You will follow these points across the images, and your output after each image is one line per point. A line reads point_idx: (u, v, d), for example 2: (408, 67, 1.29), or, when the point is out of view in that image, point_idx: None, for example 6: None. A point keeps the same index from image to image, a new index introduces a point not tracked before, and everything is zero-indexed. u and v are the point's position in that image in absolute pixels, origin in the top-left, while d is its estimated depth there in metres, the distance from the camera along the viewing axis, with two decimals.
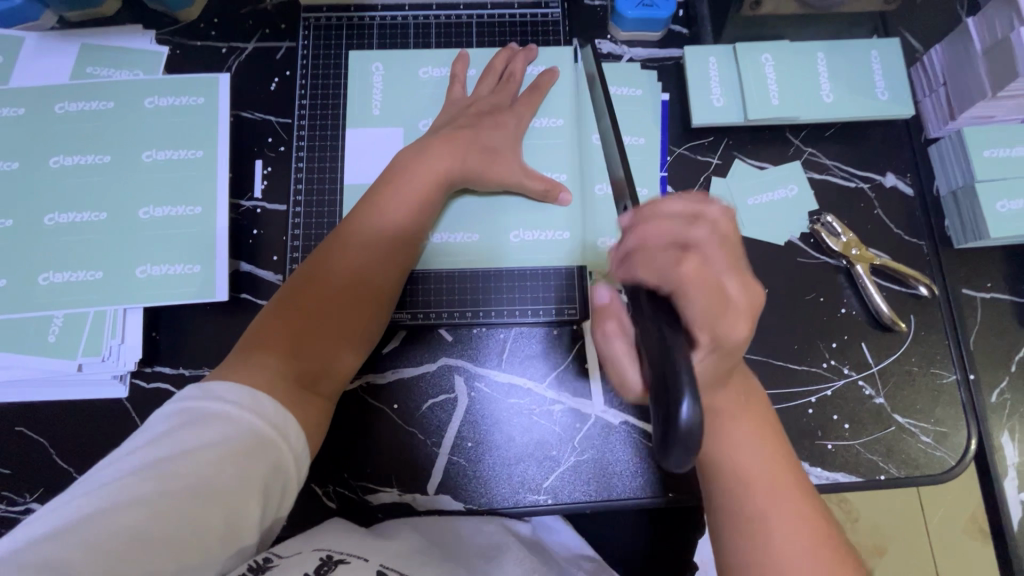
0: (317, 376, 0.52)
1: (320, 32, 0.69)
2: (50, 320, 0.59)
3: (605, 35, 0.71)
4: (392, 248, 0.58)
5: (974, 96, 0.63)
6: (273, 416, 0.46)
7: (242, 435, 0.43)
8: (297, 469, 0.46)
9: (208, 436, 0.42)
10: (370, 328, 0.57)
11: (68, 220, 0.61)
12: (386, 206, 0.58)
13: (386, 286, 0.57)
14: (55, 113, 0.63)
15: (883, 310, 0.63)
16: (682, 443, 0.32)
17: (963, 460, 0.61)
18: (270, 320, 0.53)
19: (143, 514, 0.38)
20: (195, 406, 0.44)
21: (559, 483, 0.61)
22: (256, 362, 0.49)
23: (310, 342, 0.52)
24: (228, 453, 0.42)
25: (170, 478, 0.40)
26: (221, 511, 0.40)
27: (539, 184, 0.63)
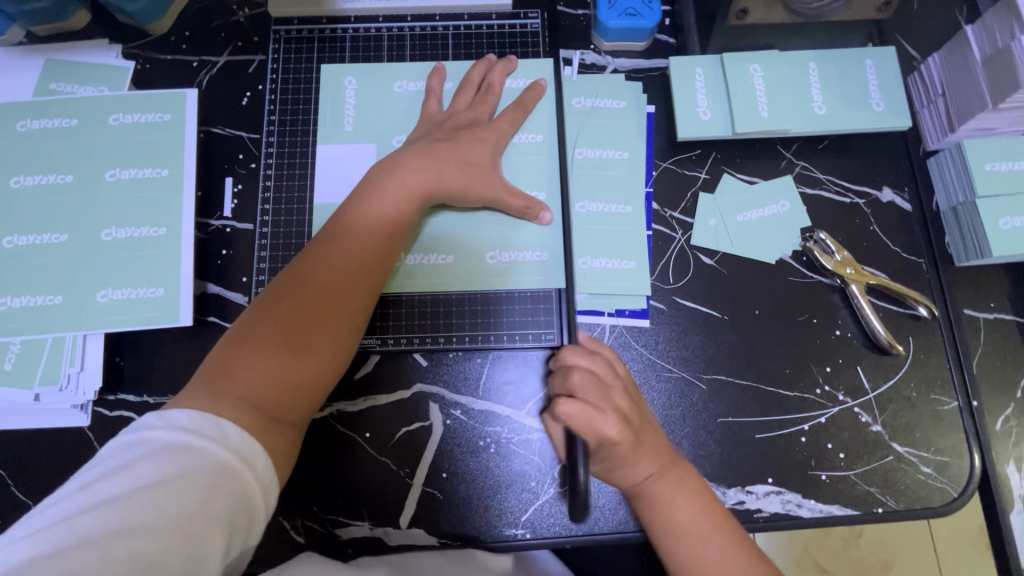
0: (288, 395, 0.50)
1: (292, 45, 0.66)
2: (8, 346, 0.57)
3: (587, 46, 0.68)
4: (371, 258, 0.55)
5: (974, 106, 0.60)
6: (236, 444, 0.43)
7: (204, 466, 0.41)
8: (265, 502, 0.44)
9: (165, 468, 0.40)
10: (346, 344, 0.54)
11: (27, 242, 0.59)
12: (359, 214, 0.56)
13: (362, 297, 0.54)
14: (16, 131, 0.61)
15: (880, 333, 0.60)
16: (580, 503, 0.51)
17: (966, 491, 0.58)
18: (240, 336, 0.51)
19: (94, 554, 0.35)
20: (154, 438, 0.42)
21: (539, 515, 0.58)
22: (223, 387, 0.47)
23: (283, 364, 0.50)
24: (190, 486, 0.39)
25: (124, 515, 0.37)
26: (180, 549, 0.38)
27: (518, 201, 0.60)
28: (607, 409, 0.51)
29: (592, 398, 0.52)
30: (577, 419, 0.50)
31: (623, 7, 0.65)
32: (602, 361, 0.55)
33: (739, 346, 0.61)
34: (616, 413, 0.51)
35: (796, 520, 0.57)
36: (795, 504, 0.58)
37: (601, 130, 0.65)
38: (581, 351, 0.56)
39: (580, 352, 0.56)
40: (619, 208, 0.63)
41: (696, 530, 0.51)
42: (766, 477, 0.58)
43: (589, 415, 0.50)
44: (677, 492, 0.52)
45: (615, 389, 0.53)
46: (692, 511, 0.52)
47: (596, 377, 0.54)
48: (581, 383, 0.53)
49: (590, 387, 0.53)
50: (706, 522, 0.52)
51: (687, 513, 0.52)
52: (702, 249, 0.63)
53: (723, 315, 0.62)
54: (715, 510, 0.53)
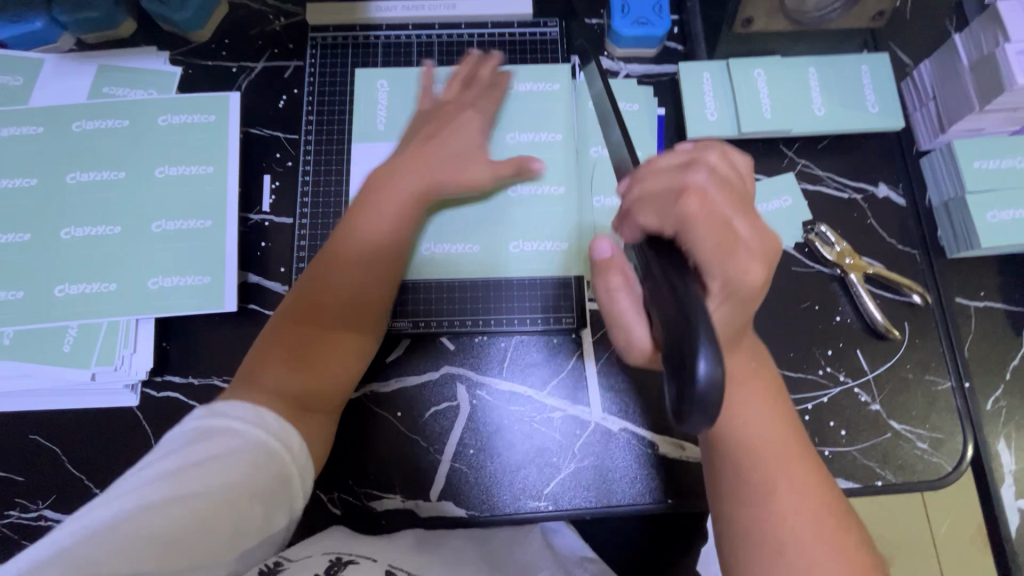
0: (317, 390, 0.54)
1: (327, 51, 0.71)
2: (65, 330, 0.61)
3: (602, 53, 0.73)
4: (386, 256, 0.59)
5: (962, 110, 0.64)
6: (274, 427, 0.47)
7: (248, 445, 0.45)
8: (302, 480, 0.47)
9: (217, 446, 0.44)
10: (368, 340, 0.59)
11: (84, 234, 0.63)
12: (367, 218, 0.59)
13: (375, 294, 0.58)
14: (72, 131, 0.66)
15: (878, 319, 0.64)
16: (698, 404, 0.30)
17: (960, 465, 0.62)
18: (267, 342, 0.54)
19: (155, 518, 0.39)
20: (200, 420, 0.46)
21: (560, 488, 0.62)
22: (256, 385, 0.51)
23: (313, 361, 0.54)
24: (235, 462, 0.43)
25: (178, 485, 0.41)
26: (229, 517, 0.42)
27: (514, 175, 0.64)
28: (735, 263, 0.40)
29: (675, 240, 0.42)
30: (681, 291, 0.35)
31: (636, 16, 0.70)
32: (697, 201, 0.40)
33: None
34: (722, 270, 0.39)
35: None
36: None
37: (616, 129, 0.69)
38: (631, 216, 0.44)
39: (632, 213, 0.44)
40: None
41: (774, 444, 0.46)
42: None
43: (680, 213, 0.40)
44: (758, 395, 0.48)
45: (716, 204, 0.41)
46: (771, 428, 0.46)
47: (706, 222, 0.40)
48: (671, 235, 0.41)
49: (716, 225, 0.40)
50: (785, 445, 0.46)
51: (768, 422, 0.46)
52: None
53: None
54: (794, 439, 0.47)
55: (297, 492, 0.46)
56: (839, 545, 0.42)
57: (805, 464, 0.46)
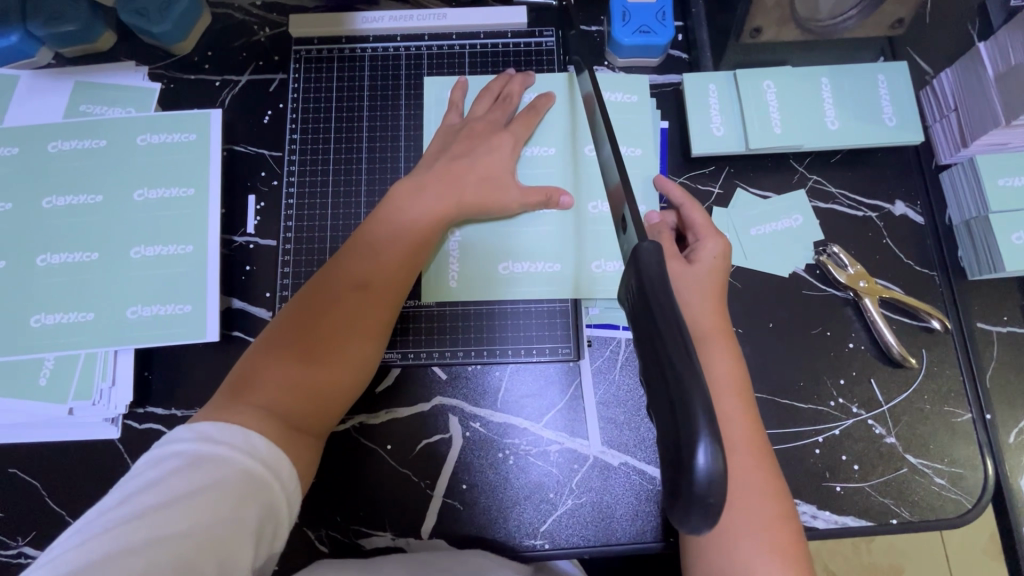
0: (312, 411, 0.51)
1: (311, 65, 0.68)
2: (42, 362, 0.59)
3: (602, 63, 0.69)
4: (393, 270, 0.56)
5: (987, 124, 0.60)
6: (264, 453, 0.45)
7: (235, 475, 0.43)
8: (289, 509, 0.45)
9: (200, 478, 0.41)
10: (371, 359, 0.55)
11: (60, 260, 0.61)
12: (387, 229, 0.57)
13: (384, 309, 0.55)
14: (47, 152, 0.63)
15: (892, 344, 0.61)
16: (697, 503, 0.28)
17: (981, 503, 0.59)
18: (263, 350, 0.52)
19: (135, 562, 0.37)
20: (185, 450, 0.43)
21: (557, 525, 0.59)
22: (247, 397, 0.48)
23: (308, 376, 0.51)
24: (222, 493, 0.41)
25: (159, 525, 0.39)
26: (214, 555, 0.39)
27: (536, 197, 0.62)
28: None
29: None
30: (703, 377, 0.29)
31: (637, 24, 0.66)
32: None
33: (754, 359, 0.62)
34: None
35: (811, 531, 0.58)
36: (810, 515, 0.59)
37: (623, 130, 0.65)
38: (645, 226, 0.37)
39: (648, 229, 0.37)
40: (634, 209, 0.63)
41: (737, 438, 0.49)
42: None
43: None
44: (732, 391, 0.50)
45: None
46: (739, 424, 0.49)
47: None
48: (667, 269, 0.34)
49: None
50: (763, 490, 0.47)
51: (735, 418, 0.49)
52: None
53: (739, 328, 0.63)
54: (768, 467, 0.49)
55: (284, 523, 0.44)
56: (772, 540, 0.46)
57: (760, 462, 0.48)
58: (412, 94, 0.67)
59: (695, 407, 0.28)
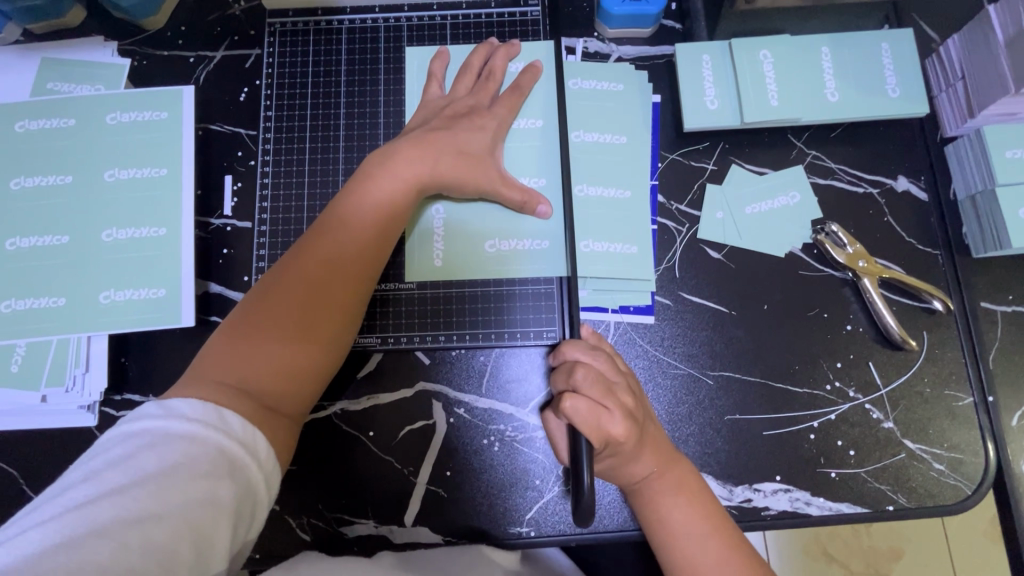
0: (285, 389, 0.49)
1: (286, 38, 0.65)
2: (13, 348, 0.57)
3: (591, 34, 0.66)
4: (367, 245, 0.54)
5: (995, 92, 0.57)
6: (239, 432, 0.43)
7: (208, 453, 0.41)
8: (269, 488, 0.44)
9: (170, 458, 0.40)
10: (344, 336, 0.53)
11: (30, 244, 0.59)
12: (361, 203, 0.54)
13: (360, 286, 0.53)
14: (14, 132, 0.61)
15: (892, 328, 0.58)
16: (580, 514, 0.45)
17: (981, 488, 0.57)
18: (230, 329, 0.50)
19: (106, 545, 0.36)
20: (154, 426, 0.42)
21: (543, 513, 0.58)
22: (215, 377, 0.47)
23: (279, 354, 0.49)
24: (194, 474, 0.40)
25: (130, 504, 0.38)
26: (189, 537, 0.39)
27: (515, 193, 0.59)
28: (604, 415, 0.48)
29: (596, 394, 0.49)
30: (582, 418, 0.48)
31: None
32: (604, 357, 0.54)
33: (747, 342, 0.60)
34: (622, 411, 0.49)
35: (804, 518, 0.57)
36: (804, 502, 0.57)
37: (610, 106, 0.63)
38: (586, 348, 0.55)
39: (588, 351, 0.54)
40: (617, 194, 0.62)
41: (690, 536, 0.50)
42: (775, 474, 0.58)
43: (596, 413, 0.48)
44: (675, 490, 0.51)
45: (620, 386, 0.51)
46: (691, 522, 0.50)
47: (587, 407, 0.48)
48: (586, 379, 0.50)
49: (588, 401, 0.48)
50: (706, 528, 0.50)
51: (686, 518, 0.50)
52: (709, 243, 0.62)
53: (731, 311, 0.61)
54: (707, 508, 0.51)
55: (264, 502, 0.43)
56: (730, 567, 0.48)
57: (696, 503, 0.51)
58: (392, 68, 0.64)
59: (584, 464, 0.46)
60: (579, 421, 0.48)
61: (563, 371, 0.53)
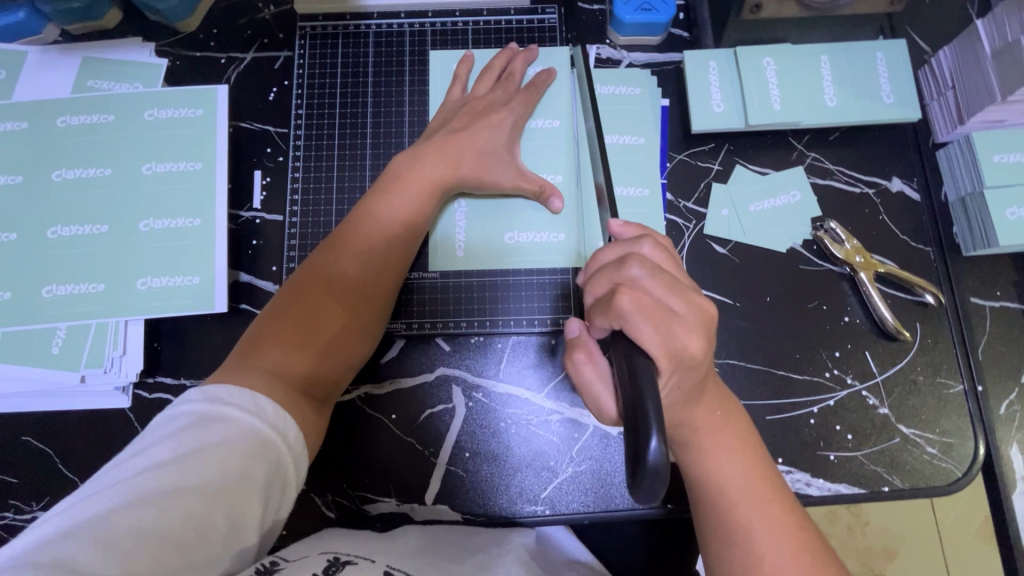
0: (318, 375, 0.52)
1: (316, 41, 0.69)
2: (53, 332, 0.60)
3: (603, 41, 0.70)
4: (395, 242, 0.57)
5: (983, 100, 0.61)
6: (272, 415, 0.46)
7: (243, 434, 0.44)
8: (297, 471, 0.47)
9: (209, 437, 0.43)
10: (372, 329, 0.57)
11: (71, 233, 0.62)
12: (390, 204, 0.58)
13: (387, 282, 0.57)
14: (57, 127, 0.64)
15: (887, 319, 0.62)
16: (650, 475, 0.35)
17: (971, 471, 0.60)
18: (267, 321, 0.53)
19: (149, 513, 0.38)
20: (195, 409, 0.44)
21: (557, 492, 0.61)
22: (254, 363, 0.49)
23: (314, 345, 0.52)
24: (231, 453, 0.42)
25: (171, 478, 0.40)
26: (224, 512, 0.41)
27: (533, 185, 0.62)
28: (667, 329, 0.43)
29: (657, 290, 0.45)
30: (644, 323, 0.43)
31: (638, 2, 0.66)
32: (658, 254, 0.48)
33: (751, 333, 0.64)
34: (685, 321, 0.45)
35: (805, 498, 0.60)
36: (804, 483, 0.60)
37: (621, 109, 0.67)
38: (632, 240, 0.48)
39: (635, 241, 0.48)
40: (637, 192, 0.65)
41: (746, 497, 0.48)
42: (777, 457, 0.61)
43: (656, 316, 0.43)
44: (735, 445, 0.50)
45: (681, 287, 0.46)
46: (748, 484, 0.48)
47: (647, 314, 0.43)
48: (645, 274, 0.45)
49: (649, 303, 0.43)
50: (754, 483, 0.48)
51: (737, 470, 0.49)
52: (715, 238, 0.65)
53: (735, 302, 0.64)
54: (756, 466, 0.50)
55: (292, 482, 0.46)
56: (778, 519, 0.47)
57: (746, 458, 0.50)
58: (416, 70, 0.68)
59: (655, 412, 0.37)
60: (640, 326, 0.43)
61: (614, 265, 0.46)
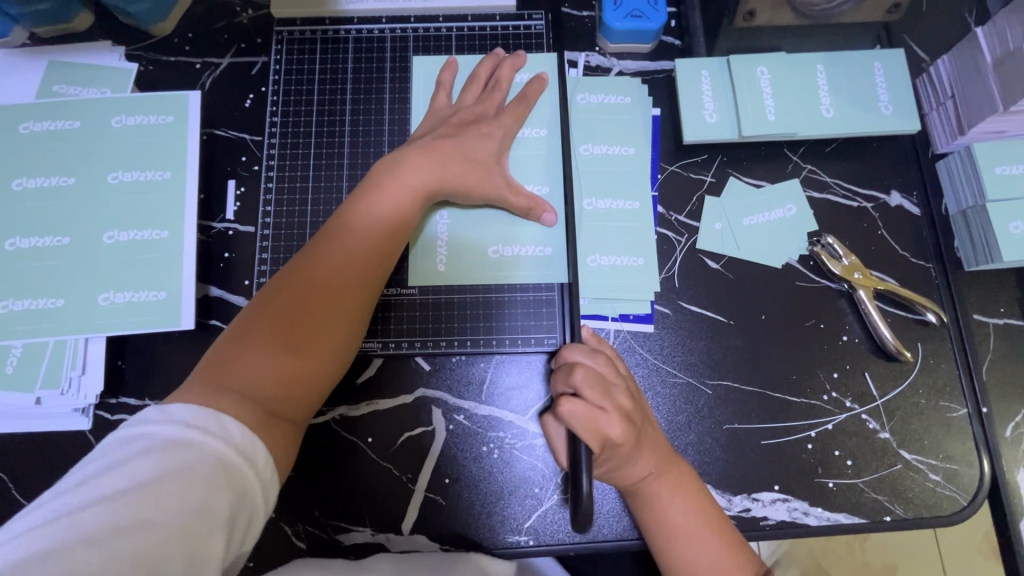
0: (289, 394, 0.49)
1: (294, 46, 0.66)
2: (9, 349, 0.57)
3: (592, 48, 0.68)
4: (374, 251, 0.54)
5: (983, 110, 0.59)
6: (238, 440, 0.43)
7: (207, 461, 0.41)
8: (266, 501, 0.43)
9: (168, 464, 0.39)
10: (350, 343, 0.53)
11: (30, 245, 0.58)
12: (368, 210, 0.55)
13: (366, 292, 0.54)
14: (19, 133, 0.61)
15: (888, 339, 0.59)
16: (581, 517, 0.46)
17: (976, 499, 0.57)
18: (236, 336, 0.50)
19: (94, 550, 0.35)
20: (156, 433, 0.41)
21: (541, 522, 0.57)
22: (220, 382, 0.47)
23: (284, 362, 0.49)
24: (192, 481, 0.39)
25: (123, 511, 0.37)
26: (181, 544, 0.37)
27: (521, 201, 0.60)
28: (606, 423, 0.50)
29: (594, 397, 0.51)
30: (581, 422, 0.49)
31: (628, 9, 0.64)
32: (604, 361, 0.55)
33: (745, 352, 0.61)
34: (618, 413, 0.51)
35: (802, 528, 0.57)
36: (802, 512, 0.57)
37: (610, 119, 0.65)
38: (584, 351, 0.55)
39: (587, 353, 0.55)
40: (626, 205, 0.63)
41: (688, 535, 0.51)
42: (773, 484, 0.58)
43: (592, 416, 0.50)
44: (679, 490, 0.52)
45: (619, 387, 0.53)
46: (692, 527, 0.51)
47: (586, 416, 0.50)
48: (585, 382, 0.51)
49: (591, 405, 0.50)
50: (700, 522, 0.52)
51: (681, 511, 0.52)
52: (708, 253, 0.63)
53: (729, 320, 0.61)
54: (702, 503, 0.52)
55: (259, 513, 0.42)
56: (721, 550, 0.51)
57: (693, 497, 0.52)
58: (398, 77, 0.66)
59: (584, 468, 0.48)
60: (577, 426, 0.50)
61: (564, 372, 0.54)
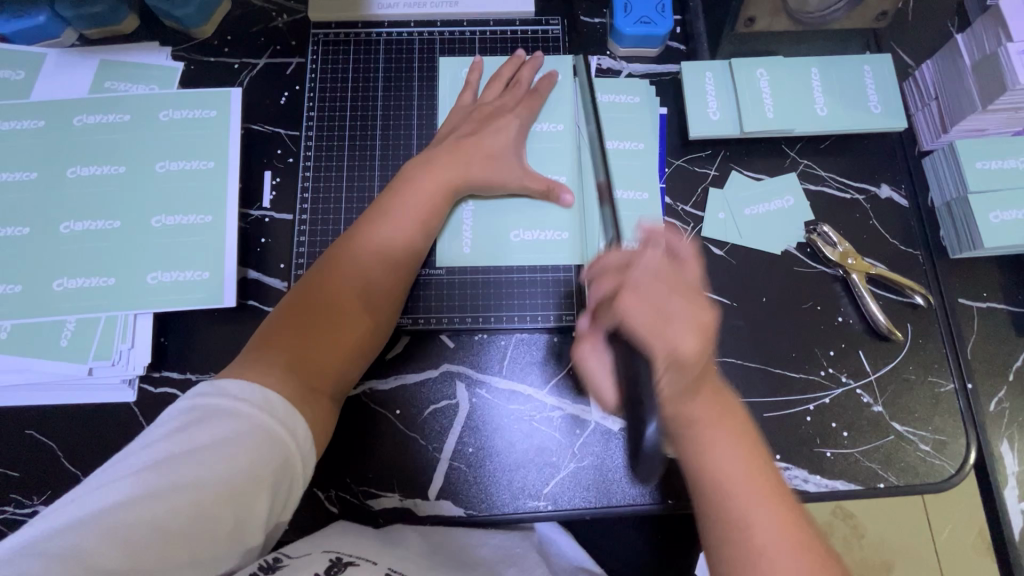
0: (328, 373, 0.53)
1: (328, 47, 0.71)
2: (62, 324, 0.61)
3: (604, 52, 0.73)
4: (403, 245, 0.59)
5: (964, 109, 0.64)
6: (281, 413, 0.46)
7: (252, 432, 0.44)
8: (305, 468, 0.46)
9: (217, 433, 0.43)
10: (379, 330, 0.58)
11: (82, 228, 0.63)
12: (398, 207, 0.60)
13: (395, 283, 0.59)
14: (73, 126, 0.66)
15: (879, 320, 0.64)
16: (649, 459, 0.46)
17: (963, 468, 0.62)
18: (278, 321, 0.54)
19: (156, 507, 0.39)
20: (207, 402, 0.44)
21: (559, 487, 0.61)
22: (266, 359, 0.50)
23: (323, 344, 0.53)
24: (239, 450, 0.42)
25: (179, 473, 0.41)
26: (230, 508, 0.41)
27: (539, 184, 0.65)
28: (667, 338, 0.46)
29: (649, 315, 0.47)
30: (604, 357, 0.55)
31: (638, 15, 0.70)
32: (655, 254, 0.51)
33: (748, 332, 0.65)
34: (685, 328, 0.47)
35: (802, 494, 0.61)
36: (802, 479, 0.61)
37: (621, 116, 0.70)
38: (635, 249, 0.51)
39: (637, 250, 0.51)
40: (637, 195, 0.67)
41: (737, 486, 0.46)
42: (775, 453, 0.62)
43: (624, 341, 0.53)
44: (727, 415, 0.49)
45: (675, 303, 0.48)
46: (741, 463, 0.47)
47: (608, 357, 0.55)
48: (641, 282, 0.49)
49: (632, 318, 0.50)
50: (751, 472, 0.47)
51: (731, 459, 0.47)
52: (712, 240, 0.67)
53: (733, 302, 0.66)
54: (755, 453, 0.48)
55: (299, 480, 0.45)
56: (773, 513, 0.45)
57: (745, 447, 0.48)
58: (425, 77, 0.71)
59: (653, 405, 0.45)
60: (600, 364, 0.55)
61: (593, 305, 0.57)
